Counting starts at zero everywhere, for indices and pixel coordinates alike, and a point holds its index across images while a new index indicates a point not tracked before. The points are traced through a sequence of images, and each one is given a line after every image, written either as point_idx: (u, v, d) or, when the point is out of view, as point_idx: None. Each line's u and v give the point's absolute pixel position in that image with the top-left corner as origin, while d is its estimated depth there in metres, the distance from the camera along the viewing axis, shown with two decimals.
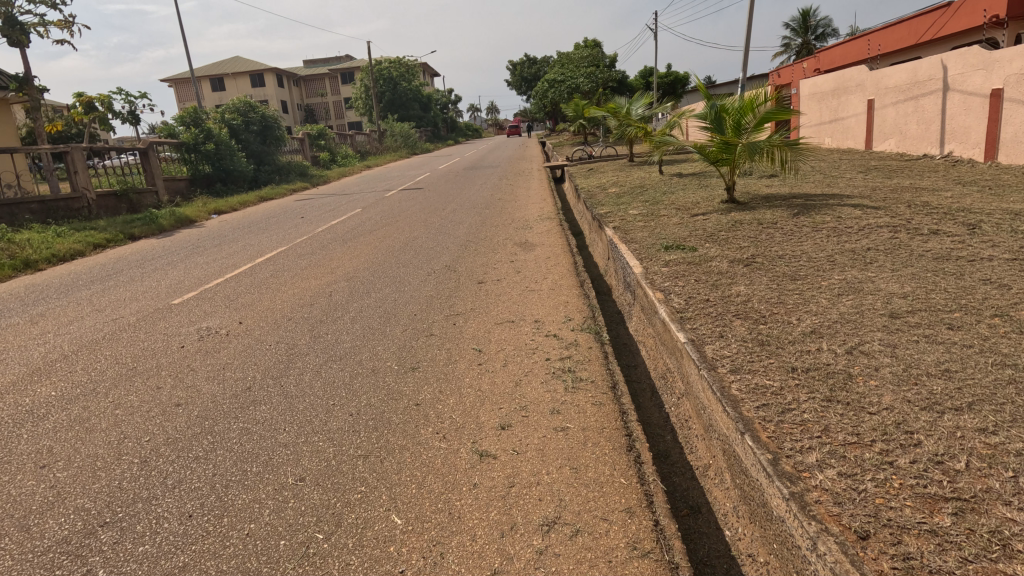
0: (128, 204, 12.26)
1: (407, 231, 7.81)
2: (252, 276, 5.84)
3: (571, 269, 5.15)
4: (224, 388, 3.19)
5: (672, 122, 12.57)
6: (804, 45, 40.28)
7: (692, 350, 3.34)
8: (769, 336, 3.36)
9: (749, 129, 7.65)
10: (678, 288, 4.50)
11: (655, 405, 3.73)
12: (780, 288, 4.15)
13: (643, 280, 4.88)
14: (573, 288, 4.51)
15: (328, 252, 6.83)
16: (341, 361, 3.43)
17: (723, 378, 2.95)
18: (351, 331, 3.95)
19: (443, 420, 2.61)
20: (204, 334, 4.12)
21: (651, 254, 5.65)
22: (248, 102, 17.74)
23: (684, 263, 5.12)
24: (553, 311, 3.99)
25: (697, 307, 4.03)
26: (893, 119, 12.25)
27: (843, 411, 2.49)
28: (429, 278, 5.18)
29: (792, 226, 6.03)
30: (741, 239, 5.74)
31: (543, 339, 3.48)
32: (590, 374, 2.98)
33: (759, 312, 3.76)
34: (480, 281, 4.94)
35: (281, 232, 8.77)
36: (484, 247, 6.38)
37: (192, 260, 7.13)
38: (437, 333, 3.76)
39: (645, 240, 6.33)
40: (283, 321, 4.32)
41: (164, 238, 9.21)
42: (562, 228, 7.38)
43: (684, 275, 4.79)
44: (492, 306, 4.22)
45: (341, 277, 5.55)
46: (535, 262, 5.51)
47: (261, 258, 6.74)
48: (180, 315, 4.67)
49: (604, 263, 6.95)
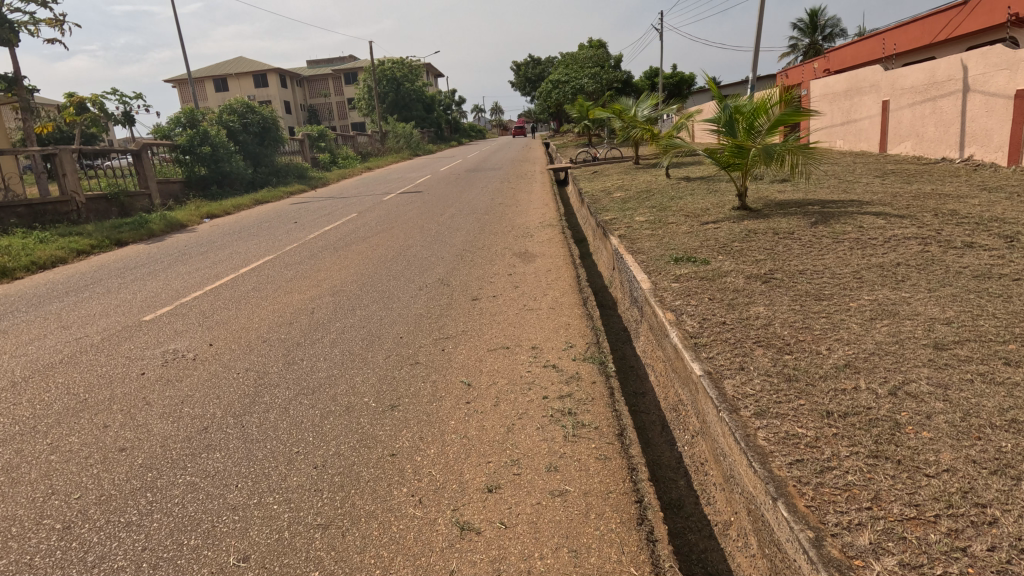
0: (120, 207, 11.94)
1: (401, 239, 7.43)
2: (233, 289, 5.47)
3: (573, 284, 4.76)
4: (177, 428, 2.80)
5: (679, 124, 12.17)
6: (812, 46, 39.81)
7: (709, 386, 2.95)
8: (796, 370, 2.96)
9: (763, 132, 7.21)
10: (690, 307, 4.11)
11: (666, 442, 3.35)
12: (803, 310, 3.75)
13: (652, 297, 4.49)
14: (576, 308, 4.13)
15: (316, 261, 6.46)
16: (313, 395, 3.05)
17: (746, 423, 2.55)
18: (329, 357, 3.57)
19: (421, 478, 2.23)
20: (168, 359, 3.74)
21: (660, 267, 5.26)
22: (246, 102, 17.36)
23: (696, 278, 4.73)
24: (553, 336, 3.60)
25: (712, 331, 3.63)
26: (910, 121, 11.80)
27: (895, 473, 2.09)
28: (420, 294, 4.81)
29: (811, 236, 5.63)
30: (757, 251, 5.34)
31: (540, 371, 3.09)
32: (592, 417, 2.59)
33: (783, 339, 3.36)
34: (474, 297, 4.55)
35: (271, 239, 8.42)
36: (481, 258, 5.99)
37: (174, 269, 6.77)
38: (422, 361, 3.37)
39: (653, 250, 5.94)
40: (255, 343, 3.94)
41: (151, 244, 8.87)
42: (564, 236, 6.99)
43: (697, 292, 4.40)
44: (486, 328, 3.83)
45: (326, 291, 5.17)
46: (535, 276, 5.12)
47: (245, 268, 6.38)
48: (148, 335, 4.29)
49: (609, 274, 6.57)
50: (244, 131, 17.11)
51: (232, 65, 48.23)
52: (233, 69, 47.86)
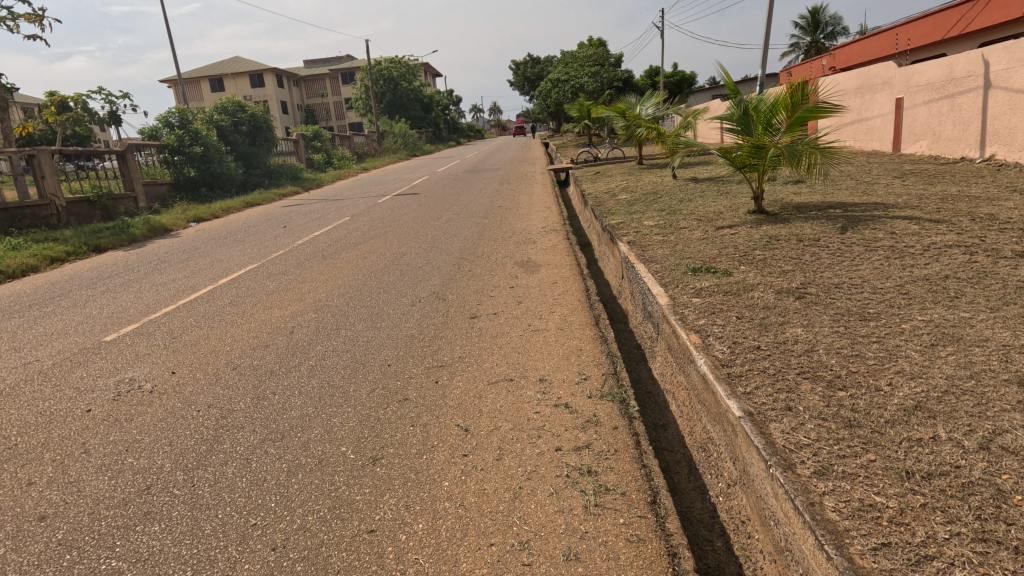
0: (103, 211, 11.45)
1: (395, 245, 6.95)
2: (208, 303, 4.99)
3: (583, 298, 4.29)
4: (112, 488, 2.31)
5: (686, 123, 11.68)
6: (813, 45, 39.35)
7: (753, 431, 2.47)
8: (856, 413, 2.48)
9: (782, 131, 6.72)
10: (717, 328, 3.63)
11: (696, 490, 2.87)
12: (849, 333, 3.28)
13: (672, 314, 4.02)
14: (589, 329, 3.65)
15: (302, 271, 5.98)
16: (281, 443, 2.56)
17: (808, 486, 2.07)
18: (305, 391, 3.10)
19: (404, 570, 1.75)
20: (121, 392, 3.25)
21: (677, 279, 4.78)
22: (238, 101, 16.82)
23: (720, 292, 4.26)
24: (564, 366, 3.12)
25: (746, 358, 3.15)
26: (925, 119, 11.33)
27: (1016, 568, 1.63)
28: (412, 310, 4.34)
29: (839, 244, 5.16)
30: (783, 261, 4.87)
31: (550, 413, 2.61)
32: (618, 479, 2.12)
33: (832, 370, 2.88)
34: (472, 316, 4.07)
35: (257, 245, 7.95)
36: (480, 268, 5.50)
37: (150, 279, 6.30)
38: (412, 398, 2.89)
39: (666, 258, 5.46)
40: (223, 371, 3.46)
41: (131, 251, 8.39)
42: (570, 242, 6.51)
43: (722, 309, 3.93)
44: (486, 355, 3.35)
45: (309, 307, 4.69)
46: (540, 289, 4.64)
47: (225, 278, 5.91)
48: (104, 360, 3.80)
49: (617, 283, 6.11)
50: (235, 131, 16.59)
51: (227, 65, 47.71)
52: (229, 69, 47.33)
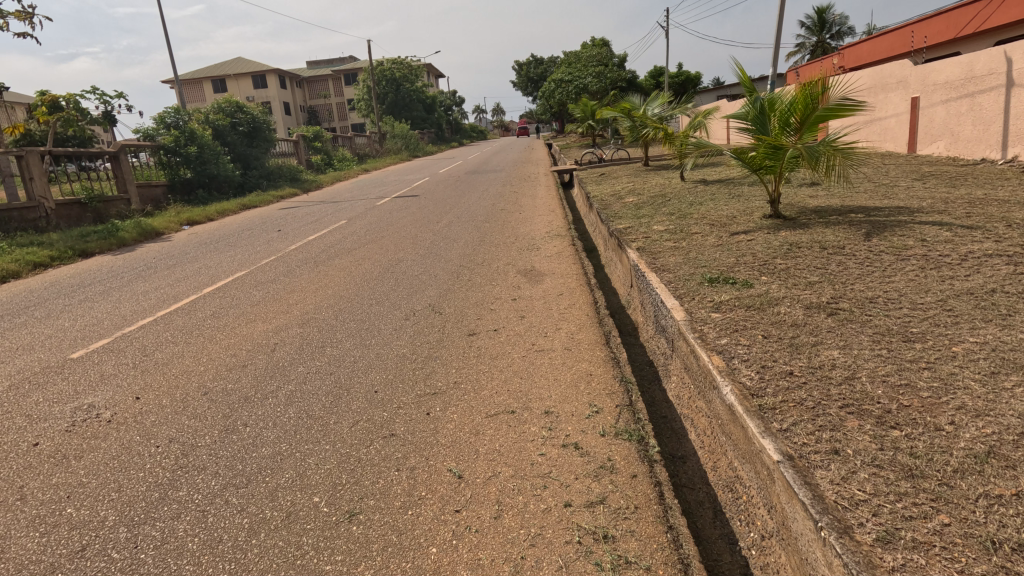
0: (94, 214, 11.13)
1: (391, 251, 6.60)
2: (189, 316, 4.65)
3: (592, 313, 3.94)
4: (41, 549, 1.96)
5: (695, 123, 11.32)
6: (819, 45, 38.93)
7: (797, 481, 2.09)
8: (918, 460, 2.11)
9: (802, 130, 6.28)
10: (742, 350, 3.27)
11: (723, 538, 2.50)
12: (895, 357, 2.90)
13: (690, 331, 3.66)
14: (599, 350, 3.30)
15: (292, 279, 5.64)
16: (245, 490, 2.21)
17: (872, 559, 1.70)
18: (281, 422, 2.75)
19: None
20: (76, 421, 2.90)
21: (692, 290, 4.42)
22: (236, 101, 16.51)
23: (741, 306, 3.90)
24: (572, 395, 2.76)
25: (779, 387, 2.78)
26: (943, 118, 10.93)
27: None
28: (406, 325, 3.99)
29: (866, 253, 4.79)
30: (807, 271, 4.49)
31: (557, 456, 2.26)
32: (640, 548, 1.75)
33: (880, 404, 2.51)
34: (470, 332, 3.71)
35: (249, 250, 7.61)
36: (481, 277, 5.16)
37: (133, 287, 5.96)
38: (400, 434, 2.54)
39: (680, 267, 5.09)
40: (192, 396, 3.11)
41: (118, 255, 8.07)
42: (575, 249, 6.15)
43: (745, 327, 3.56)
44: (483, 381, 2.99)
45: (295, 321, 4.34)
46: (544, 302, 4.28)
47: (211, 287, 5.57)
48: (65, 381, 3.46)
49: (626, 292, 5.77)
50: (233, 132, 16.28)
51: (230, 66, 47.55)
52: (231, 69, 47.15)
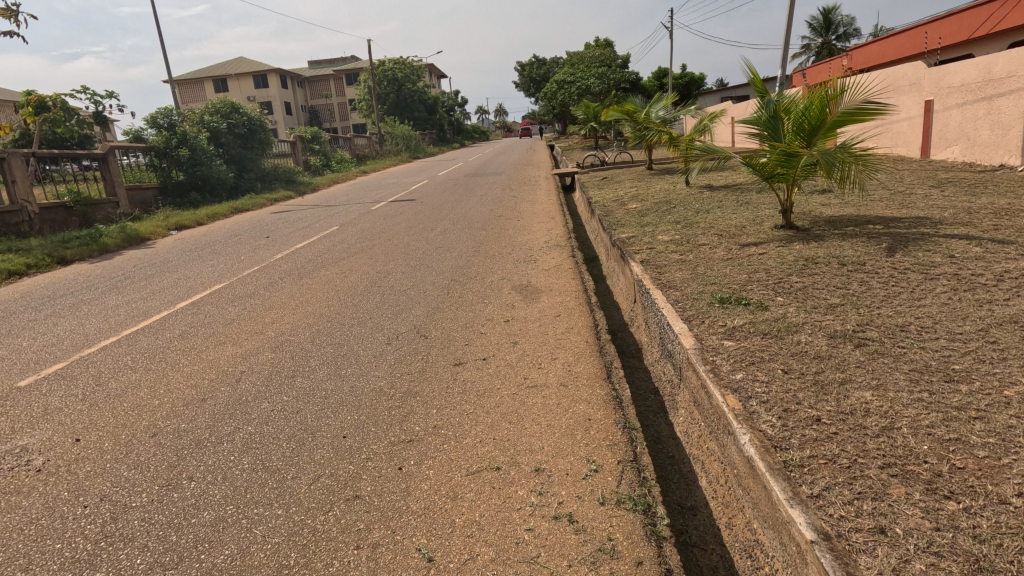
0: (80, 218, 10.80)
1: (380, 262, 6.25)
2: (155, 336, 4.29)
3: (592, 340, 3.57)
4: None
5: (701, 126, 10.95)
6: (824, 45, 38.48)
7: (837, 570, 1.72)
8: (986, 547, 1.74)
9: (817, 136, 5.90)
10: (759, 388, 2.89)
11: None
12: (941, 403, 2.52)
13: (700, 363, 3.28)
14: (599, 387, 2.93)
15: (273, 293, 5.29)
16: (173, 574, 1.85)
17: None
18: (232, 476, 2.39)
19: None
20: (2, 471, 2.55)
21: (702, 312, 4.05)
22: (232, 102, 16.19)
23: (757, 333, 3.52)
24: (566, 447, 2.39)
25: (806, 439, 2.41)
26: (958, 122, 10.51)
27: None
28: (386, 351, 3.63)
29: (890, 270, 4.42)
30: (827, 291, 4.12)
31: (548, 533, 1.89)
32: None
33: (928, 464, 2.14)
34: (456, 362, 3.35)
35: (233, 259, 7.27)
36: (472, 293, 4.81)
37: (104, 300, 5.61)
38: (365, 497, 2.17)
39: (687, 284, 4.73)
40: (138, 438, 2.76)
41: (98, 264, 7.74)
42: (575, 262, 5.79)
43: (762, 359, 3.19)
44: (466, 426, 2.63)
45: (268, 344, 3.98)
46: (540, 325, 3.90)
47: (185, 302, 5.22)
48: (4, 417, 3.11)
49: (629, 308, 5.42)
50: (228, 133, 15.95)
51: (231, 66, 47.33)
52: (232, 69, 46.88)
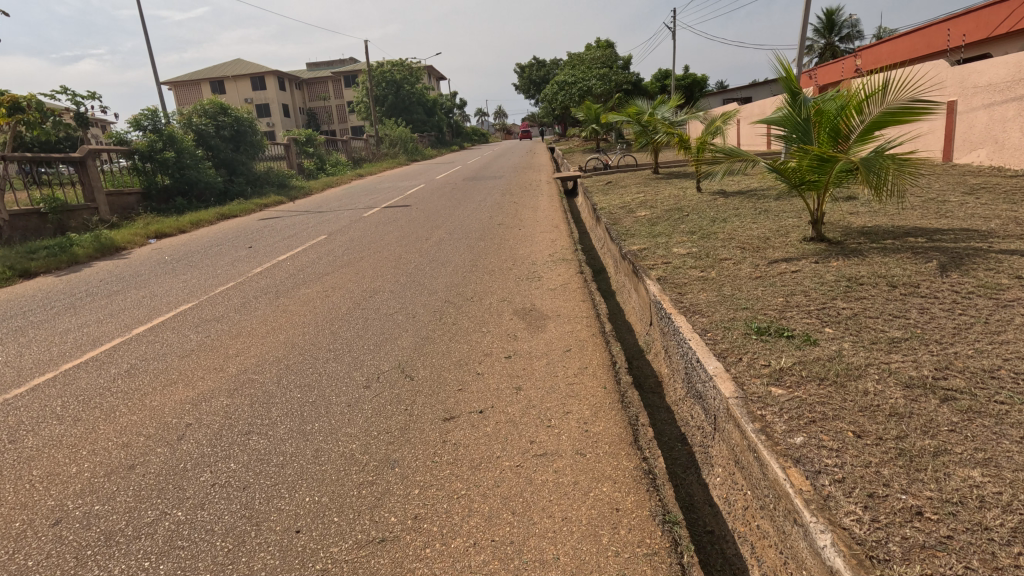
0: (55, 225, 10.17)
1: (367, 278, 5.65)
2: (96, 374, 3.66)
3: (610, 386, 2.96)
4: None
5: (713, 128, 10.33)
6: (828, 47, 37.94)
7: None
8: None
9: (854, 139, 5.28)
10: (831, 459, 2.27)
11: None
12: None
13: (747, 417, 2.66)
14: (624, 459, 2.31)
15: (244, 317, 4.67)
16: None
17: None
18: None
19: None
20: None
21: (737, 346, 3.45)
22: (221, 103, 15.57)
23: (813, 379, 2.90)
24: (589, 559, 1.78)
25: (914, 547, 1.80)
26: (985, 124, 9.89)
27: None
28: (361, 400, 3.01)
29: (951, 294, 3.81)
30: (883, 321, 3.51)
31: None
32: None
33: None
34: (445, 417, 2.74)
35: (210, 272, 6.68)
36: (468, 318, 4.21)
37: (56, 322, 5.00)
38: None
39: (714, 309, 4.12)
40: (32, 530, 2.13)
41: (63, 276, 7.13)
42: (584, 278, 5.18)
43: (826, 416, 2.56)
44: (456, 520, 2.01)
45: (226, 386, 3.36)
46: (547, 363, 3.29)
47: (143, 327, 4.62)
48: None
49: (644, 331, 4.83)
50: (217, 135, 15.35)
51: (228, 68, 46.74)
52: (230, 71, 46.30)
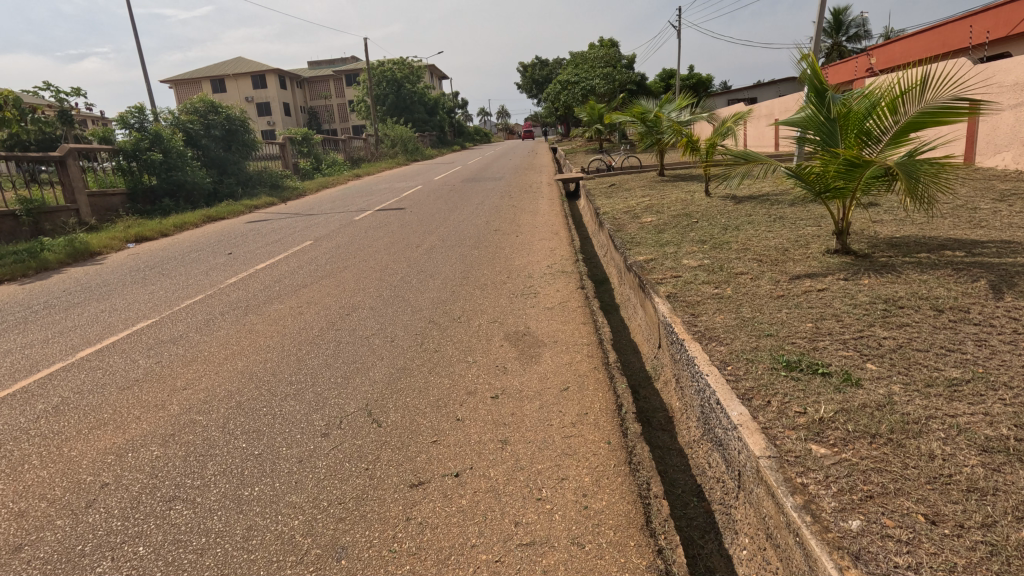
0: (31, 228, 9.70)
1: (347, 292, 5.14)
2: (18, 410, 3.16)
3: (614, 441, 2.45)
4: None
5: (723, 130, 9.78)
6: (835, 47, 37.34)
7: None
8: None
9: (885, 142, 4.77)
10: (904, 558, 1.75)
11: None
12: None
13: (786, 486, 2.14)
14: (633, 554, 1.81)
15: (204, 338, 4.18)
16: None
17: None
18: None
19: None
20: None
21: (765, 385, 2.92)
22: (212, 100, 15.07)
23: (863, 435, 2.38)
24: None
25: None
26: (1011, 125, 9.35)
27: None
28: (315, 455, 2.49)
29: (1008, 322, 3.29)
30: (935, 355, 3.00)
31: None
32: None
33: None
34: (413, 483, 2.23)
35: (182, 282, 6.19)
36: (452, 344, 3.70)
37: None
38: None
39: (733, 335, 3.60)
40: None
41: (27, 285, 6.64)
42: (585, 295, 4.67)
43: (888, 490, 2.04)
44: None
45: (162, 430, 2.85)
46: (539, 407, 2.77)
47: (90, 349, 4.11)
48: None
49: (651, 355, 4.31)
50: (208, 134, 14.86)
51: (228, 66, 46.35)
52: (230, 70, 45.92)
